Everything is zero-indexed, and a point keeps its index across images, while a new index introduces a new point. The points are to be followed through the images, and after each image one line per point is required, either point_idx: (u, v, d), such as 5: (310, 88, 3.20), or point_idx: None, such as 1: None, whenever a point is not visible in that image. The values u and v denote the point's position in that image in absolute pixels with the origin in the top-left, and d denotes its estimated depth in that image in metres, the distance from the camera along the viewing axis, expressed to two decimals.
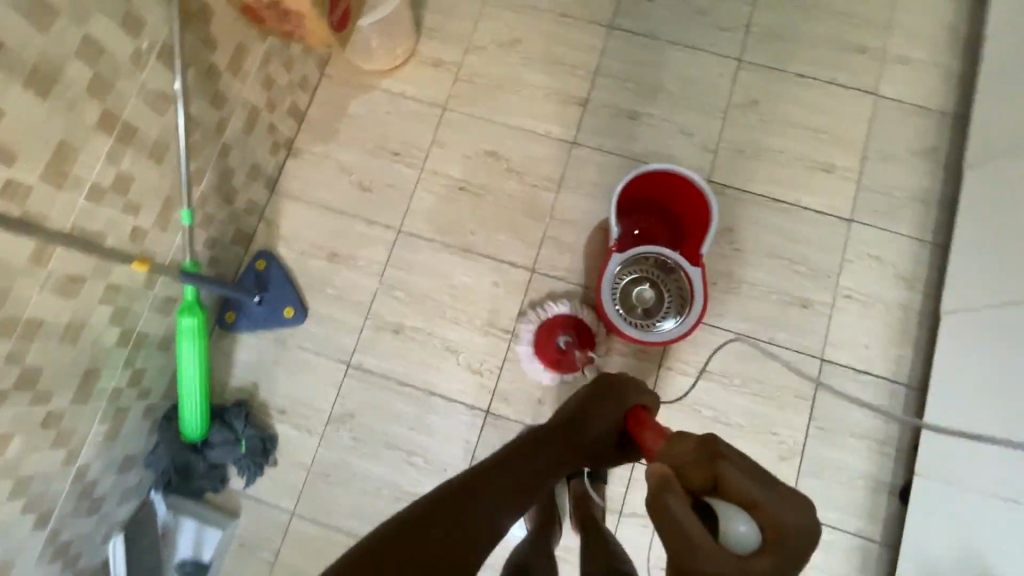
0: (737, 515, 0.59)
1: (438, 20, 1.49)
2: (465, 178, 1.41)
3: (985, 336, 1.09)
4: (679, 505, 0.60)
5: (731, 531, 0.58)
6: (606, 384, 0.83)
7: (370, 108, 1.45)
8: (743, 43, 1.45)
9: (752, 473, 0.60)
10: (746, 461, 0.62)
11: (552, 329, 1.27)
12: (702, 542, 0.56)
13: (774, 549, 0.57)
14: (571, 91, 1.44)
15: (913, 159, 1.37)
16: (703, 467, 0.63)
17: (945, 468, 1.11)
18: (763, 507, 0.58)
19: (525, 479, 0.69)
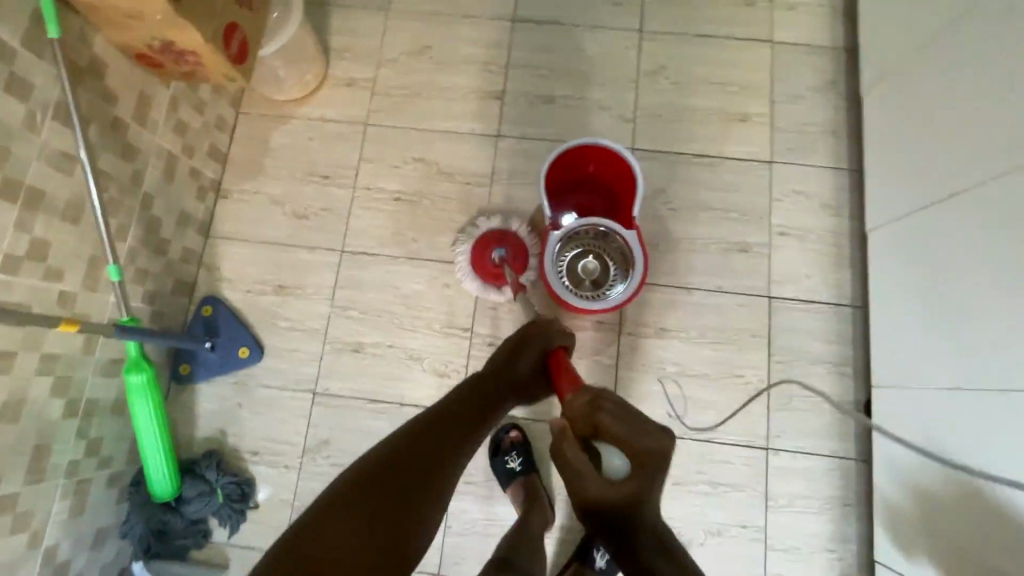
0: (612, 453, 0.69)
1: (344, 40, 1.50)
2: (398, 188, 1.42)
3: (904, 241, 1.12)
4: (570, 449, 0.69)
5: (608, 464, 0.69)
6: (524, 335, 0.92)
7: (292, 137, 1.45)
8: (641, 13, 1.50)
9: (621, 415, 0.70)
10: (618, 409, 0.71)
11: (489, 244, 1.31)
12: (585, 474, 0.67)
13: (641, 476, 0.66)
14: (487, 87, 1.47)
15: (817, 95, 1.45)
16: (586, 417, 0.73)
17: (894, 374, 1.10)
18: (630, 441, 0.68)
19: (463, 424, 0.77)
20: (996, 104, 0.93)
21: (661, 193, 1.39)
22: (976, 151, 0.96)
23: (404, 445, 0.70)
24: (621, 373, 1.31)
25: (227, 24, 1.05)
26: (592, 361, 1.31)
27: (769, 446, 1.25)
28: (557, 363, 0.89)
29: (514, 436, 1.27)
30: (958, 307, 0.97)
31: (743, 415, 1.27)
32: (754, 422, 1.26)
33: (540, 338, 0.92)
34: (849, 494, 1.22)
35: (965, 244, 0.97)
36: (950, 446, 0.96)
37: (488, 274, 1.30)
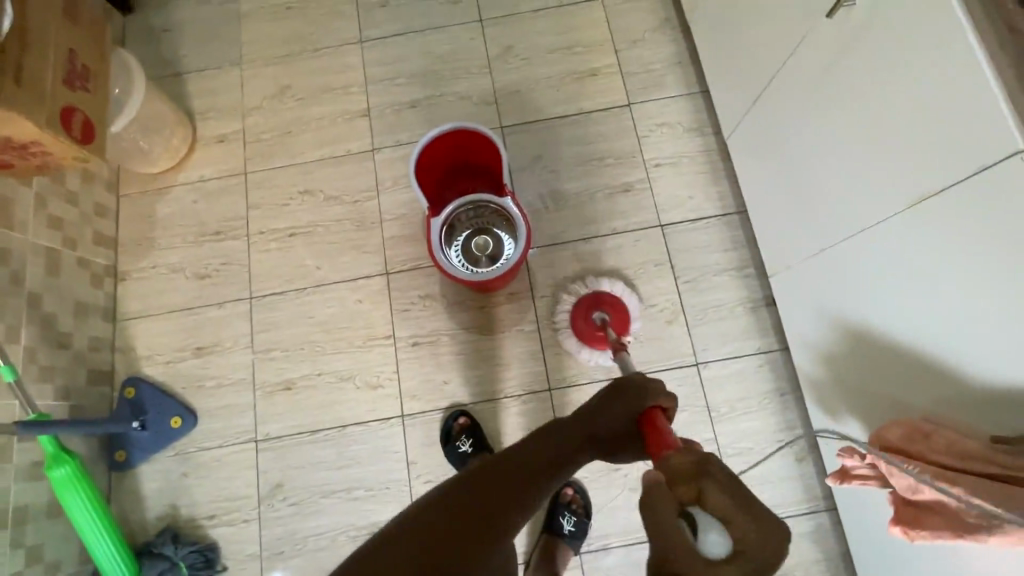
0: (712, 526, 0.48)
1: (207, 102, 1.56)
2: (291, 223, 1.45)
3: (750, 136, 1.18)
4: (666, 509, 0.49)
5: (703, 540, 0.48)
6: (623, 386, 0.74)
7: (176, 204, 1.47)
8: (477, 6, 1.59)
9: (738, 493, 0.49)
10: (730, 480, 0.51)
11: (589, 307, 1.31)
12: (678, 555, 0.46)
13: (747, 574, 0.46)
14: (352, 108, 1.53)
15: (654, 34, 1.54)
16: (685, 470, 0.53)
17: (783, 260, 1.15)
18: (743, 523, 0.48)
19: (533, 478, 0.63)
20: None
21: (537, 160, 1.46)
22: (786, 25, 0.98)
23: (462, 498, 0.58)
24: (545, 335, 1.34)
25: (62, 108, 1.07)
26: (515, 332, 1.35)
27: (699, 361, 1.30)
28: (656, 425, 0.68)
29: (462, 421, 1.28)
30: (806, 181, 1.02)
31: (668, 340, 1.32)
32: (679, 343, 1.32)
33: (638, 394, 0.73)
34: (782, 384, 1.28)
35: (792, 120, 1.02)
36: (876, 320, 0.91)
37: (589, 331, 1.30)
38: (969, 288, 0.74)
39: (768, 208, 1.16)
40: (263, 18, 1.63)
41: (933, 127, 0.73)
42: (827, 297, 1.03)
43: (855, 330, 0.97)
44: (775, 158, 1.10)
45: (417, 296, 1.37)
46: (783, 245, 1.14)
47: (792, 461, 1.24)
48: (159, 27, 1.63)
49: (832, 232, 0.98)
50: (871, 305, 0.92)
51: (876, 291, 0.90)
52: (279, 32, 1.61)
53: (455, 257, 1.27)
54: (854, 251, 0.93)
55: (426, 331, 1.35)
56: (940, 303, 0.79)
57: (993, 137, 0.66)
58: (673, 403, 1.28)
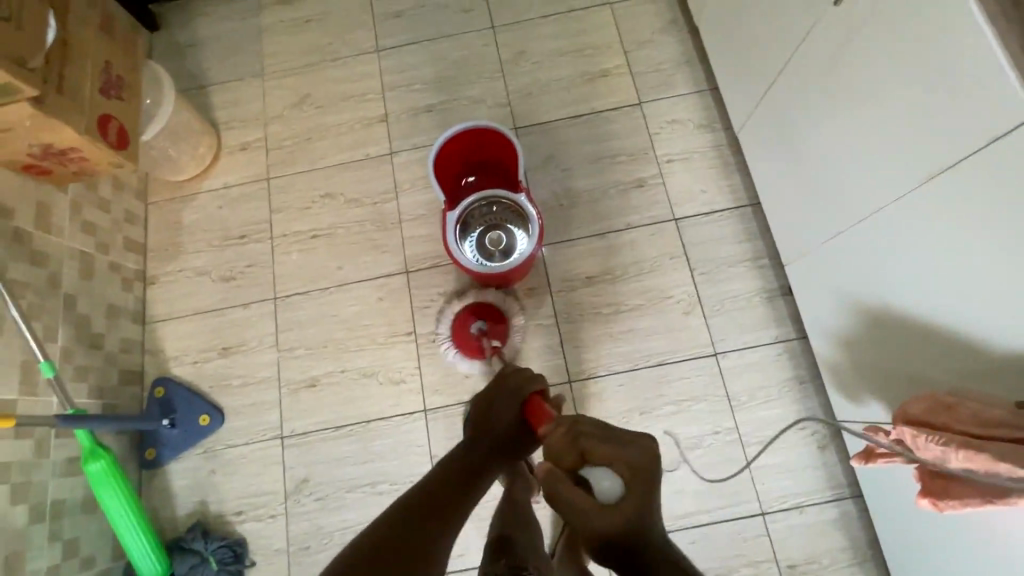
0: (603, 476, 0.60)
1: (231, 112, 1.62)
2: (313, 226, 1.49)
3: (760, 129, 1.20)
4: (565, 486, 0.60)
5: (600, 487, 0.60)
6: (494, 389, 0.83)
7: (202, 210, 1.52)
8: (489, 13, 1.65)
9: (606, 436, 0.61)
10: (597, 431, 0.62)
11: (466, 320, 1.33)
12: (588, 513, 0.58)
13: (636, 492, 0.59)
14: (370, 114, 1.58)
15: (661, 35, 1.59)
16: (567, 445, 0.63)
17: (798, 247, 1.17)
18: (619, 457, 0.60)
19: (446, 490, 0.66)
20: None
21: (551, 159, 1.49)
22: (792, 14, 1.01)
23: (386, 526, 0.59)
24: (563, 328, 1.36)
25: (99, 115, 1.12)
26: (533, 326, 1.37)
27: (717, 351, 1.31)
28: (535, 408, 0.78)
29: None
30: (816, 167, 1.04)
31: (685, 332, 1.33)
32: (697, 334, 1.33)
33: (511, 388, 0.82)
34: (801, 372, 1.29)
35: (800, 108, 1.04)
36: (894, 301, 0.93)
37: (469, 345, 1.31)
38: (984, 262, 0.76)
39: (783, 197, 1.17)
40: (283, 31, 1.69)
41: (943, 106, 0.75)
42: (841, 280, 1.05)
43: (871, 312, 0.99)
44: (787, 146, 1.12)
45: (438, 293, 1.40)
46: (799, 232, 1.15)
47: (815, 449, 1.24)
48: (185, 42, 1.70)
49: (846, 217, 0.99)
50: (887, 285, 0.93)
51: (893, 272, 0.91)
52: (300, 44, 1.67)
53: (471, 252, 1.30)
54: (868, 234, 0.95)
55: (447, 328, 1.38)
56: (956, 279, 0.80)
57: (1002, 113, 0.68)
58: (693, 394, 1.29)
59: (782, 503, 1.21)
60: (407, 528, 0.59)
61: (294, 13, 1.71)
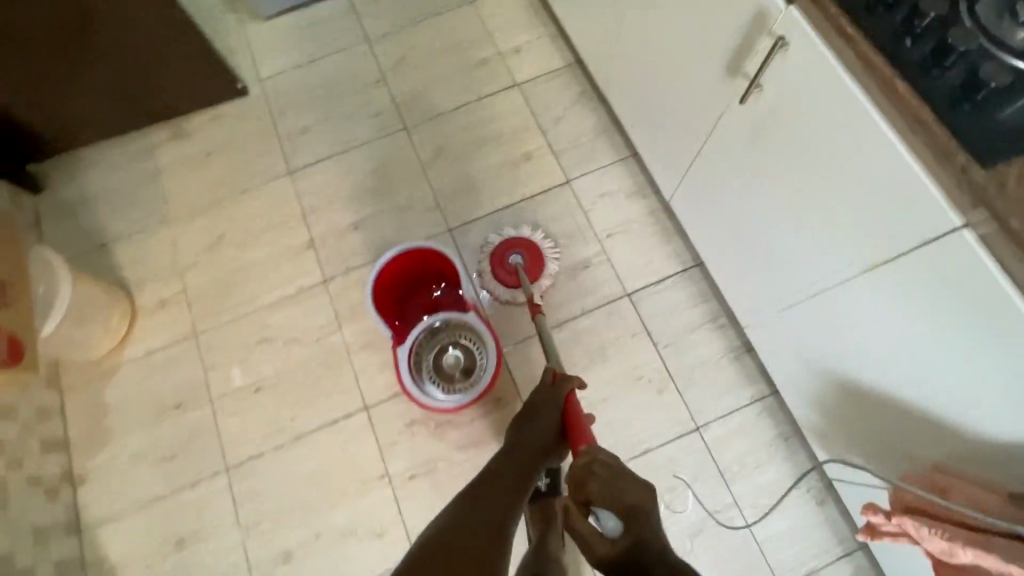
0: (607, 517, 0.62)
1: (141, 268, 1.49)
2: (256, 378, 1.38)
3: (687, 205, 1.18)
4: (575, 517, 0.63)
5: (605, 528, 0.61)
6: (537, 398, 0.88)
7: (127, 385, 1.38)
8: (398, 115, 1.61)
9: (612, 477, 0.65)
10: (609, 472, 0.66)
11: (509, 251, 1.41)
12: (588, 542, 0.60)
13: (637, 525, 0.59)
14: (295, 243, 1.49)
15: (574, 108, 1.59)
16: (579, 481, 0.67)
17: (755, 317, 1.13)
18: (624, 497, 0.62)
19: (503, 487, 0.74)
20: (681, 60, 1.01)
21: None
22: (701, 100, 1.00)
23: (455, 522, 0.66)
24: None
25: None
26: None
27: (699, 425, 1.29)
28: (573, 415, 0.84)
29: None
30: (753, 245, 1.03)
31: (662, 411, 1.30)
32: (675, 412, 1.30)
33: (552, 396, 0.88)
34: (783, 428, 1.28)
35: (726, 189, 1.03)
36: (869, 375, 0.90)
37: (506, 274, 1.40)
38: (944, 348, 0.74)
39: (730, 268, 1.14)
40: (185, 168, 1.59)
41: (866, 203, 0.74)
42: (803, 350, 1.03)
43: (841, 382, 0.97)
44: (722, 220, 1.09)
45: (404, 424, 1.32)
46: (756, 304, 1.10)
47: (815, 506, 1.23)
48: (76, 200, 1.56)
49: (800, 291, 0.96)
50: (858, 358, 0.90)
51: (861, 347, 0.89)
52: (206, 181, 1.57)
53: (431, 387, 1.23)
54: (827, 310, 0.92)
55: (421, 461, 1.29)
56: (918, 359, 0.79)
57: (929, 216, 0.66)
58: (686, 475, 1.26)
59: (796, 572, 1.20)
60: (473, 528, 0.65)
61: (193, 147, 1.61)
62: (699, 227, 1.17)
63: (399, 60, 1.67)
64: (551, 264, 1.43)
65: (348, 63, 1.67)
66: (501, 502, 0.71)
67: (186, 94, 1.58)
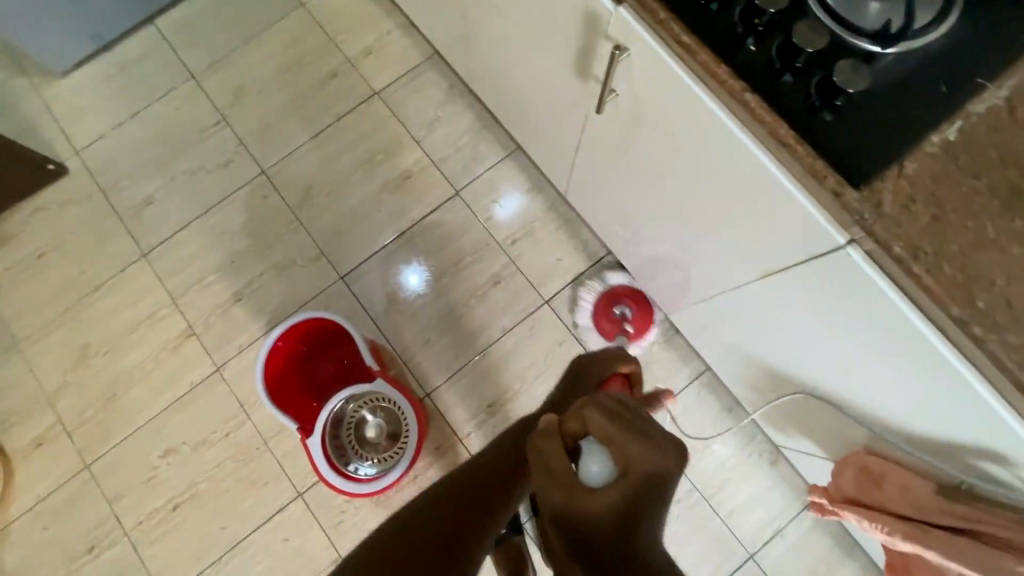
0: (596, 456, 0.43)
1: (0, 409, 1.28)
2: (169, 495, 1.24)
3: (581, 205, 1.08)
4: (552, 453, 0.44)
5: (586, 469, 0.42)
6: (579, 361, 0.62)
7: (25, 543, 1.22)
8: (252, 159, 1.41)
9: (617, 410, 0.44)
10: (614, 402, 0.45)
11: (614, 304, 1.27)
12: (557, 497, 0.42)
13: (632, 505, 0.40)
14: (172, 334, 1.31)
15: (446, 106, 1.43)
16: (575, 406, 0.46)
17: (672, 306, 1.06)
18: (624, 439, 0.42)
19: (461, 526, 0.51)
20: (530, 61, 0.88)
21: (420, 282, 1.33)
22: (563, 103, 0.88)
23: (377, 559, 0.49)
24: None
25: None
26: None
27: None
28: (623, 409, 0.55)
29: None
30: (652, 245, 0.95)
31: None
32: None
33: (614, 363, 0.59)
34: (725, 400, 1.26)
35: (611, 191, 0.94)
36: (793, 368, 0.83)
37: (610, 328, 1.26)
38: (846, 350, 0.69)
39: (637, 262, 1.05)
40: (18, 279, 1.35)
41: (744, 211, 0.66)
42: (722, 341, 0.98)
43: (765, 369, 0.92)
44: (616, 218, 1.00)
45: (344, 501, 1.22)
46: (669, 295, 1.03)
47: (768, 467, 1.23)
48: None
49: (709, 287, 0.88)
50: (778, 351, 0.84)
51: (778, 343, 0.82)
52: (46, 287, 1.35)
53: (363, 470, 1.12)
54: (739, 306, 0.84)
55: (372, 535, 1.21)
56: (825, 357, 0.74)
57: (804, 226, 0.58)
58: None
59: (764, 533, 1.21)
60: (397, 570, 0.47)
61: (19, 252, 1.37)
62: (595, 218, 1.07)
63: (237, 92, 1.44)
64: (460, 289, 1.33)
65: (177, 109, 1.44)
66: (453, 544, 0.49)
67: None
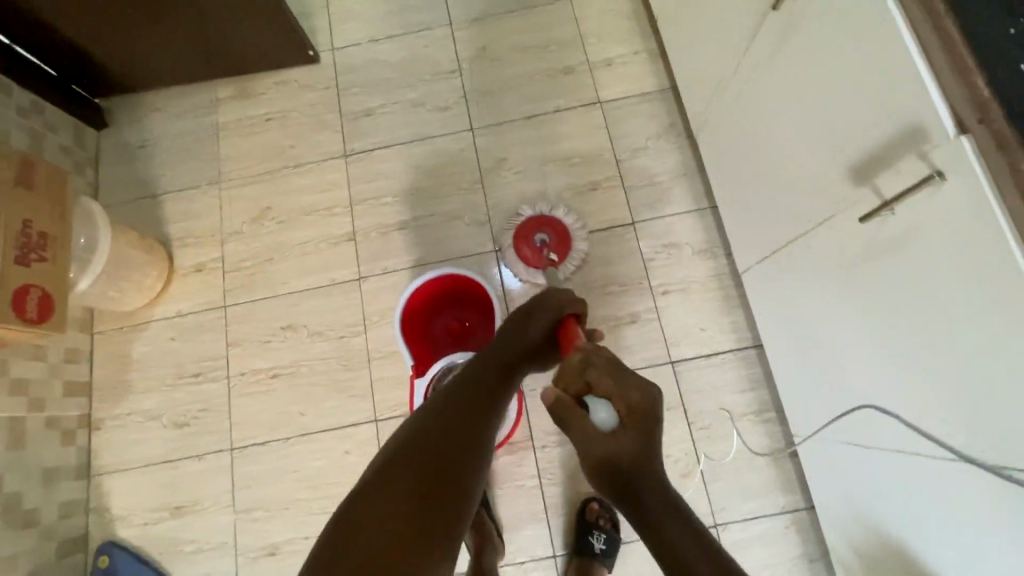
0: (602, 405, 0.65)
1: (185, 227, 1.47)
2: (272, 363, 1.35)
3: (754, 289, 1.11)
4: (570, 413, 0.65)
5: (597, 416, 0.64)
6: (536, 305, 0.84)
7: (154, 344, 1.39)
8: (467, 114, 1.50)
9: (615, 375, 0.67)
10: (608, 367, 0.68)
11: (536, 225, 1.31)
12: (586, 442, 0.63)
13: (639, 429, 0.63)
14: (337, 231, 1.44)
15: (658, 141, 1.43)
16: (576, 374, 0.70)
17: (807, 426, 1.04)
18: (622, 396, 0.65)
19: (476, 400, 0.70)
20: (792, 147, 0.87)
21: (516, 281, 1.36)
22: (805, 199, 0.88)
23: (408, 442, 0.62)
24: (548, 492, 1.23)
25: (14, 290, 1.00)
26: (512, 489, 1.24)
27: (717, 523, 1.18)
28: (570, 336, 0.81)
29: None
30: (829, 359, 0.93)
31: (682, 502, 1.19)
32: (696, 504, 1.19)
33: (554, 304, 0.84)
34: (811, 549, 1.17)
35: (809, 293, 0.93)
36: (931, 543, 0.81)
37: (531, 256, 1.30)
38: (987, 502, 0.69)
39: (791, 369, 1.05)
40: (242, 131, 1.54)
41: (981, 363, 0.64)
42: (849, 464, 0.95)
43: (886, 517, 0.89)
44: (796, 322, 0.99)
45: None
46: (811, 414, 1.02)
47: None
48: (134, 144, 1.56)
49: (868, 431, 0.87)
50: (919, 520, 0.82)
51: (926, 514, 0.80)
52: (261, 147, 1.52)
53: None
54: (895, 463, 0.83)
55: None
56: (971, 509, 0.73)
57: None
58: None
59: None
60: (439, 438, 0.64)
61: (253, 110, 1.56)
62: (764, 309, 1.08)
63: (480, 51, 1.54)
64: (596, 311, 1.32)
65: (426, 46, 1.56)
66: (458, 420, 0.66)
67: (255, 53, 1.51)
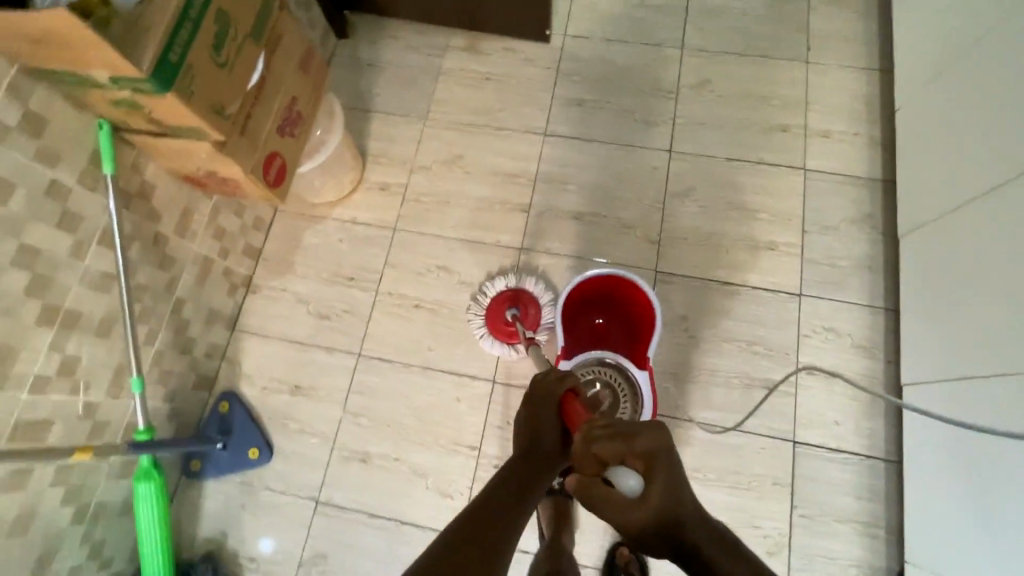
0: (624, 473, 0.63)
1: (383, 147, 1.59)
2: (419, 295, 1.44)
3: (918, 401, 1.15)
4: (595, 490, 0.63)
5: (624, 487, 0.62)
6: (535, 394, 0.83)
7: (323, 238, 1.51)
8: (671, 136, 1.53)
9: (615, 433, 0.66)
10: (613, 428, 0.66)
11: (505, 302, 1.35)
12: (622, 518, 0.62)
13: (661, 477, 0.63)
14: (515, 200, 1.51)
15: (851, 226, 1.41)
16: (587, 455, 0.66)
17: (925, 547, 1.09)
18: (633, 457, 0.64)
19: (492, 520, 0.62)
20: None
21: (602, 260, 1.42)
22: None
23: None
24: None
25: (267, 155, 1.10)
26: None
27: None
28: (576, 412, 0.78)
29: None
30: (994, 496, 0.95)
31: None
32: None
33: (550, 389, 0.82)
34: None
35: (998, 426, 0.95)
36: None
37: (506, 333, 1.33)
38: None
39: (931, 489, 1.09)
40: (461, 81, 1.65)
41: None
42: None
43: None
44: (961, 449, 1.03)
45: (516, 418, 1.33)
46: (935, 538, 1.07)
47: None
48: (364, 59, 1.69)
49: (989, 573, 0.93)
50: None
51: None
52: (472, 100, 1.62)
53: None
54: None
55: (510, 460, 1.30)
56: None
57: None
58: None
59: None
60: (489, 523, 0.61)
61: (477, 66, 1.66)
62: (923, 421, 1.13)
63: (702, 83, 1.57)
64: (735, 364, 1.32)
65: (653, 61, 1.61)
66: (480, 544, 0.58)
67: (500, 17, 1.61)
